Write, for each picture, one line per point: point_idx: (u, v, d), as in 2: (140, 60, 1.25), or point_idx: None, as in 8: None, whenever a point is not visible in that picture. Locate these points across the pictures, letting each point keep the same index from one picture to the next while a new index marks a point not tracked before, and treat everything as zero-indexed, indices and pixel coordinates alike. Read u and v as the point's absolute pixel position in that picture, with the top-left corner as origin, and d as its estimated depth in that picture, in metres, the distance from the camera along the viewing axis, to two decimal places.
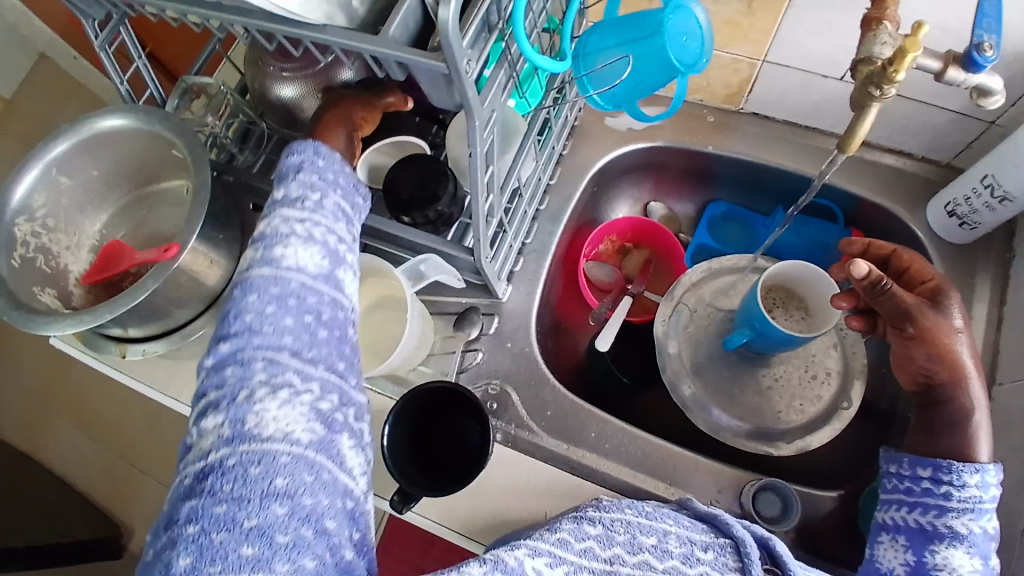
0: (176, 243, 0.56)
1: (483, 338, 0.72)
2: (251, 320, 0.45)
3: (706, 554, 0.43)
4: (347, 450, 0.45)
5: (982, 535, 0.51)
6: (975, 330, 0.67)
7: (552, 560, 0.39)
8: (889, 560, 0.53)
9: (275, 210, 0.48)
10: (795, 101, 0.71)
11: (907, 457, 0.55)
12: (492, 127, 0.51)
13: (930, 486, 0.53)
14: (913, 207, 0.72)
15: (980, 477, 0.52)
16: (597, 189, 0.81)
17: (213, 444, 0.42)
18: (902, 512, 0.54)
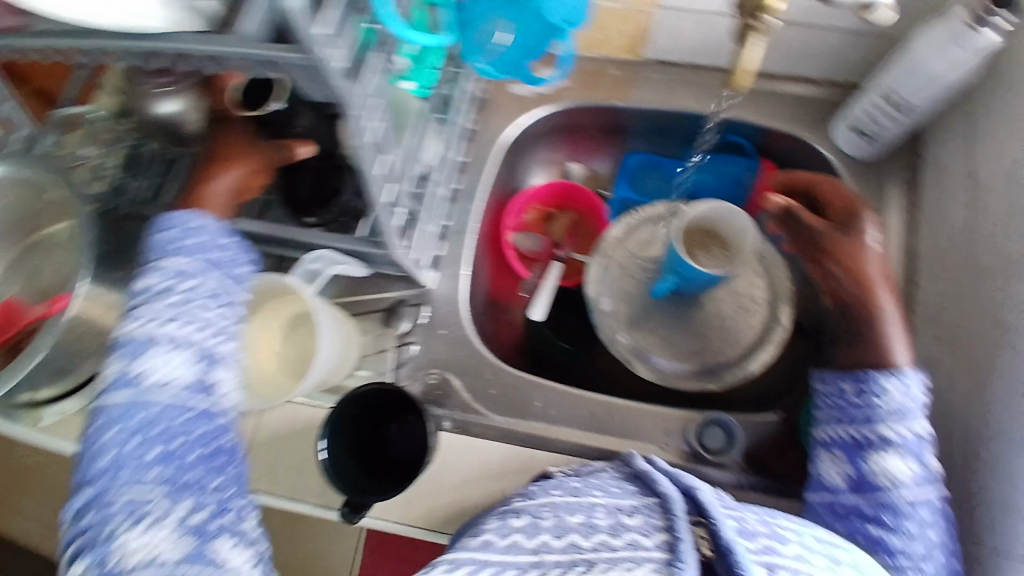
0: (67, 293, 0.56)
1: (417, 329, 0.70)
2: (113, 456, 0.44)
3: (632, 519, 0.41)
4: (232, 552, 0.44)
5: (913, 437, 0.51)
6: (890, 240, 0.69)
7: (474, 568, 0.40)
8: (833, 475, 0.54)
9: (138, 310, 0.48)
10: (692, 41, 0.70)
11: (833, 374, 0.57)
12: (377, 111, 0.48)
13: (855, 399, 0.54)
14: (820, 130, 0.72)
15: (900, 383, 0.53)
16: (513, 159, 0.78)
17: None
18: (836, 428, 0.55)
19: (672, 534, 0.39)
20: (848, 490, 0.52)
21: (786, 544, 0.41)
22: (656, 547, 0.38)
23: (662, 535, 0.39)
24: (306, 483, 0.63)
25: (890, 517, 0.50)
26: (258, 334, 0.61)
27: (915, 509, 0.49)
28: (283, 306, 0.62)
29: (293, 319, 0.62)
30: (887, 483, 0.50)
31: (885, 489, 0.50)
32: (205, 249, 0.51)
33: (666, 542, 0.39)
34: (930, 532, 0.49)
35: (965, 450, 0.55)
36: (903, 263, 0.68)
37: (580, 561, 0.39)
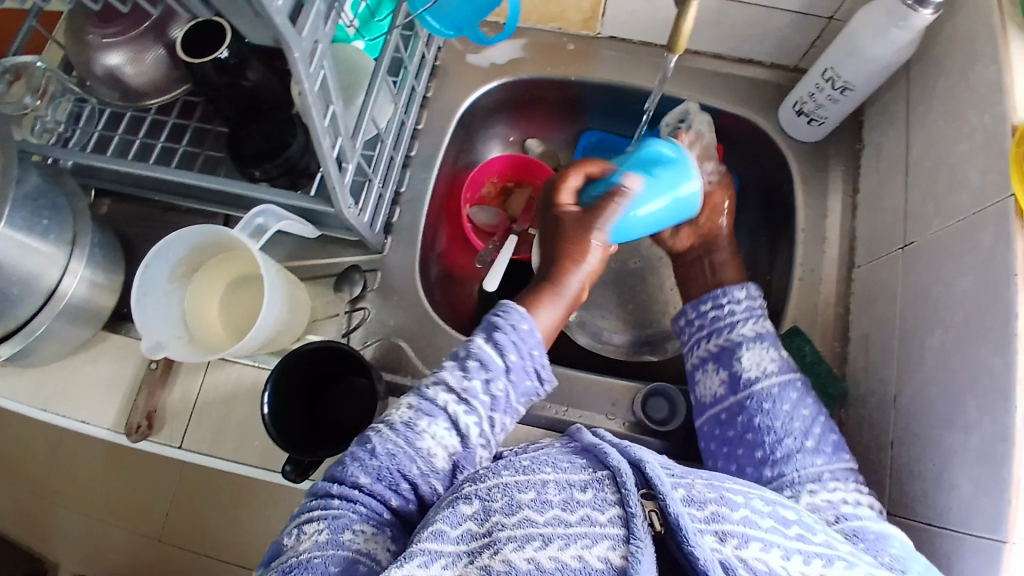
0: None
1: (368, 294, 0.69)
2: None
3: (585, 494, 0.40)
4: (441, 431, 0.48)
5: (764, 331, 0.60)
6: (831, 221, 0.71)
7: (427, 558, 0.39)
8: (710, 385, 0.60)
9: (562, 474, 0.41)
10: (646, 20, 0.71)
11: (690, 305, 0.64)
12: (321, 60, 0.47)
13: (716, 314, 0.62)
14: (767, 112, 0.75)
15: (747, 293, 0.62)
16: (468, 130, 0.79)
17: (308, 547, 0.44)
18: (705, 344, 0.62)
19: (626, 509, 0.38)
20: (728, 393, 0.58)
21: (734, 509, 0.41)
22: (609, 522, 0.38)
23: (616, 510, 0.39)
24: (248, 448, 0.62)
25: (768, 402, 0.56)
26: (202, 289, 0.60)
27: (785, 391, 0.57)
28: (226, 265, 0.61)
29: (240, 278, 0.62)
30: (757, 374, 0.58)
31: (755, 379, 0.58)
32: (542, 469, 0.42)
33: (620, 517, 0.38)
34: (804, 410, 0.56)
35: (899, 423, 0.58)
36: (844, 243, 0.70)
37: (535, 536, 0.38)
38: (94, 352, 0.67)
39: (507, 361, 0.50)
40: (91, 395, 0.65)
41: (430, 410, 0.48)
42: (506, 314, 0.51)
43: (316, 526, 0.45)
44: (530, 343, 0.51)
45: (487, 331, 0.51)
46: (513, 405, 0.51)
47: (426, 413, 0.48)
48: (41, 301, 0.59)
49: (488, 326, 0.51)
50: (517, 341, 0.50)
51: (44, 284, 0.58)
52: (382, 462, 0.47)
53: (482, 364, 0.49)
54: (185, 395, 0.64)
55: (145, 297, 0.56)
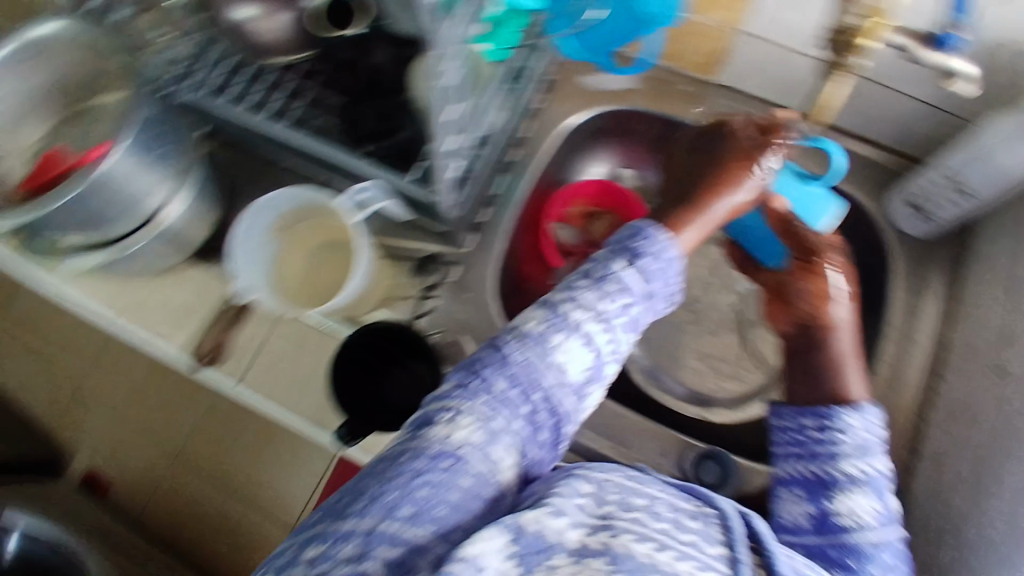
0: (108, 143, 0.53)
1: (444, 285, 0.71)
2: (437, 492, 0.39)
3: (694, 522, 0.40)
4: (575, 348, 0.48)
5: (875, 475, 0.50)
6: (923, 324, 0.70)
7: (552, 511, 0.38)
8: (791, 514, 0.51)
9: (668, 499, 0.42)
10: (763, 74, 0.70)
11: (789, 410, 0.55)
12: (457, 58, 0.49)
13: (818, 436, 0.52)
14: (873, 195, 0.73)
15: (861, 419, 0.51)
16: (568, 149, 0.79)
17: (462, 438, 0.42)
18: (797, 464, 0.53)
19: (732, 552, 0.39)
20: (811, 530, 0.50)
21: None
22: (716, 557, 0.38)
23: (722, 549, 0.39)
24: (301, 403, 0.64)
25: (854, 559, 0.47)
26: (297, 242, 0.63)
27: (878, 552, 0.47)
28: (320, 228, 0.63)
29: (332, 243, 0.63)
30: (850, 523, 0.48)
31: (847, 527, 0.48)
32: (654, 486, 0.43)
33: (726, 556, 0.39)
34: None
35: (956, 546, 0.56)
36: (931, 351, 0.69)
37: (652, 538, 0.37)
38: (173, 280, 0.69)
39: (647, 288, 0.51)
40: (166, 322, 0.67)
41: (566, 325, 0.48)
42: (651, 238, 0.53)
43: (469, 421, 0.43)
44: (672, 271, 0.52)
45: (628, 254, 0.52)
46: (643, 327, 0.52)
47: (561, 328, 0.48)
48: (137, 225, 0.61)
49: (630, 251, 0.52)
50: (661, 269, 0.52)
51: (144, 209, 0.60)
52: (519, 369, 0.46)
53: (623, 289, 0.50)
54: (251, 339, 0.66)
55: (247, 238, 0.57)
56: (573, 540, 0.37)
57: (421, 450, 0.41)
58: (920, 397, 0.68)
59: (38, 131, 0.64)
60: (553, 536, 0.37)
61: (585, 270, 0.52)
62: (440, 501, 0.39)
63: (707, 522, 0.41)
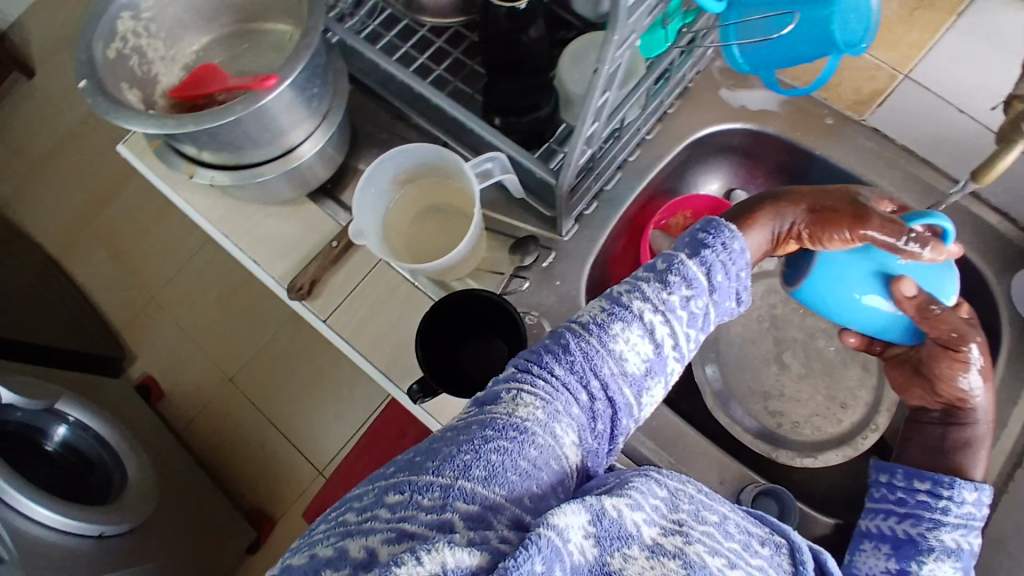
0: (276, 78, 0.56)
1: (534, 268, 0.71)
2: (503, 462, 0.39)
3: (763, 548, 0.40)
4: (636, 338, 0.47)
5: (968, 549, 0.53)
6: (1020, 410, 0.66)
7: (630, 504, 0.37)
8: (870, 565, 0.56)
9: (739, 518, 0.41)
10: (918, 125, 0.70)
11: (902, 470, 0.57)
12: (628, 49, 0.48)
13: (926, 499, 0.55)
14: (999, 270, 0.69)
15: (975, 496, 0.54)
16: (689, 159, 0.77)
17: (525, 414, 0.42)
18: (890, 521, 0.56)
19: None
20: None
21: None
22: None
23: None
24: (379, 350, 0.66)
25: None
26: (406, 198, 0.64)
27: None
28: (437, 187, 0.64)
29: (432, 207, 0.64)
30: None
31: None
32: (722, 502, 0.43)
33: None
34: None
35: None
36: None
37: (722, 553, 0.37)
38: (283, 209, 0.72)
39: (711, 281, 0.50)
40: (269, 246, 0.70)
41: (625, 315, 0.47)
42: (717, 232, 0.52)
43: (532, 401, 0.43)
44: (738, 265, 0.52)
45: (693, 247, 0.51)
46: (709, 323, 0.51)
47: (620, 318, 0.47)
48: (278, 153, 0.64)
49: (696, 244, 0.51)
50: (726, 262, 0.51)
51: (288, 141, 0.64)
52: (577, 358, 0.46)
53: (686, 280, 0.49)
54: (346, 280, 0.68)
55: (364, 196, 0.60)
56: (648, 536, 0.36)
57: (490, 421, 0.41)
58: (1001, 483, 0.64)
59: (199, 42, 0.68)
60: (631, 526, 0.36)
61: (653, 265, 0.51)
62: (505, 471, 0.39)
63: (774, 550, 0.40)
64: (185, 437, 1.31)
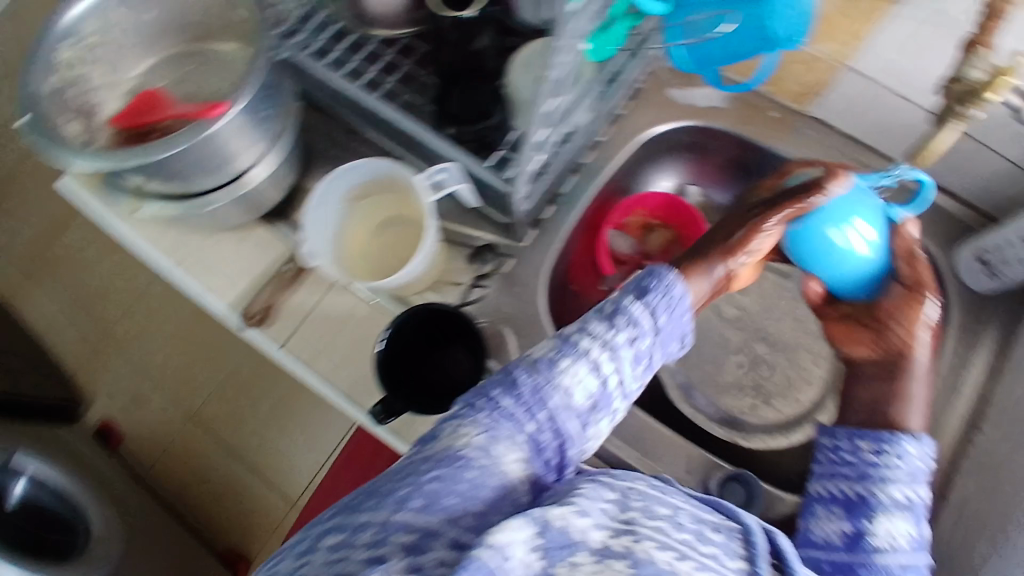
0: (224, 105, 0.55)
1: (495, 276, 0.71)
2: (442, 489, 0.40)
3: (716, 535, 0.40)
4: (583, 373, 0.49)
5: (918, 502, 0.52)
6: (969, 377, 0.69)
7: (577, 510, 0.37)
8: (825, 529, 0.54)
9: (691, 509, 0.41)
10: (859, 114, 0.69)
11: (844, 430, 0.57)
12: (569, 54, 0.49)
13: (870, 457, 0.54)
14: (943, 244, 0.72)
15: (916, 448, 0.53)
16: (639, 160, 0.78)
17: (466, 445, 0.44)
18: (841, 483, 0.55)
19: (752, 567, 0.38)
20: (842, 547, 0.52)
21: None
22: (736, 571, 0.38)
23: (743, 563, 0.39)
24: (342, 371, 0.65)
25: None
26: (355, 218, 0.63)
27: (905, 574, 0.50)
28: (388, 203, 0.64)
29: (386, 223, 0.64)
30: (885, 546, 0.50)
31: (882, 549, 0.50)
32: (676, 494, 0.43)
33: (746, 571, 0.38)
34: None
35: None
36: (974, 404, 0.68)
37: (672, 547, 0.37)
38: (237, 233, 0.70)
39: (656, 323, 0.53)
40: (224, 272, 0.69)
41: (573, 352, 0.50)
42: (661, 277, 0.54)
43: (473, 432, 0.45)
44: (680, 310, 0.54)
45: (638, 291, 0.54)
46: (654, 363, 0.54)
47: (569, 354, 0.50)
48: (227, 179, 0.63)
49: (640, 288, 0.54)
50: (670, 306, 0.54)
51: (237, 166, 0.62)
52: (526, 391, 0.48)
53: (632, 322, 0.52)
54: (304, 301, 0.67)
55: (315, 215, 0.59)
56: (595, 540, 0.36)
57: (434, 456, 0.43)
58: (956, 446, 0.67)
59: (142, 68, 0.66)
60: (575, 535, 0.36)
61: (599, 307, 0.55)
62: (446, 495, 0.40)
63: (728, 536, 0.40)
64: (149, 481, 1.26)
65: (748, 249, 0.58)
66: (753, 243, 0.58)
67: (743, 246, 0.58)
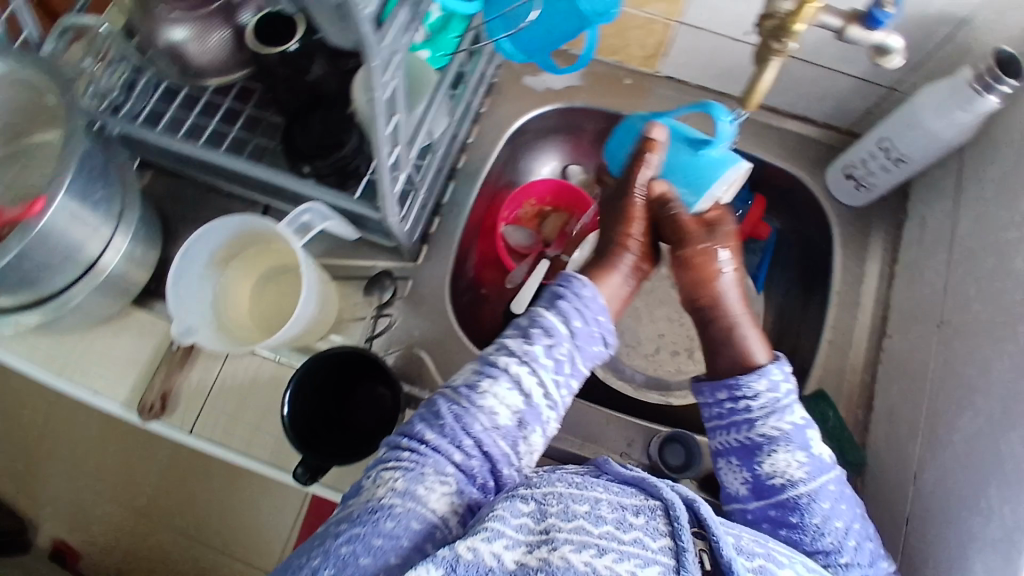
0: (41, 197, 0.50)
1: (398, 301, 0.69)
2: (352, 549, 0.40)
3: (638, 518, 0.40)
4: (504, 392, 0.48)
5: (793, 429, 0.53)
6: (867, 287, 0.71)
7: (490, 535, 0.39)
8: (733, 483, 0.55)
9: (608, 496, 0.42)
10: (708, 64, 0.70)
11: (706, 385, 0.57)
12: (395, 69, 0.47)
13: (733, 406, 0.55)
14: (813, 168, 0.75)
15: (766, 380, 0.54)
16: (514, 152, 0.78)
17: (384, 493, 0.44)
18: (726, 435, 0.55)
19: (676, 542, 0.39)
20: (751, 496, 0.53)
21: (780, 567, 0.41)
22: (661, 551, 0.39)
23: (667, 541, 0.39)
24: (259, 440, 0.62)
25: (795, 514, 0.51)
26: (238, 281, 0.60)
27: (814, 502, 0.51)
28: (262, 256, 0.61)
29: (271, 274, 0.62)
30: (782, 482, 0.52)
31: (781, 486, 0.52)
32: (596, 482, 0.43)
33: (671, 548, 0.39)
34: (835, 521, 0.51)
35: (918, 500, 0.58)
36: (878, 312, 0.70)
37: (591, 544, 0.38)
38: (116, 325, 0.66)
39: (571, 327, 0.51)
40: (112, 369, 0.64)
41: (493, 371, 0.49)
42: (571, 283, 0.54)
43: (393, 476, 0.45)
44: (596, 311, 0.53)
45: (550, 300, 0.53)
46: (580, 368, 0.52)
47: (489, 375, 0.49)
48: (81, 272, 0.58)
49: (552, 295, 0.53)
50: (581, 308, 0.52)
51: (86, 255, 0.58)
52: (447, 421, 0.47)
53: (545, 330, 0.51)
54: (204, 376, 0.64)
55: (179, 287, 0.55)
56: (510, 562, 0.38)
57: (351, 513, 0.43)
58: (872, 356, 0.69)
59: None
60: (490, 560, 0.37)
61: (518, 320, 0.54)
62: (361, 552, 0.40)
63: (651, 512, 0.41)
64: None
65: (634, 232, 0.60)
66: (634, 232, 0.60)
67: (630, 236, 0.60)
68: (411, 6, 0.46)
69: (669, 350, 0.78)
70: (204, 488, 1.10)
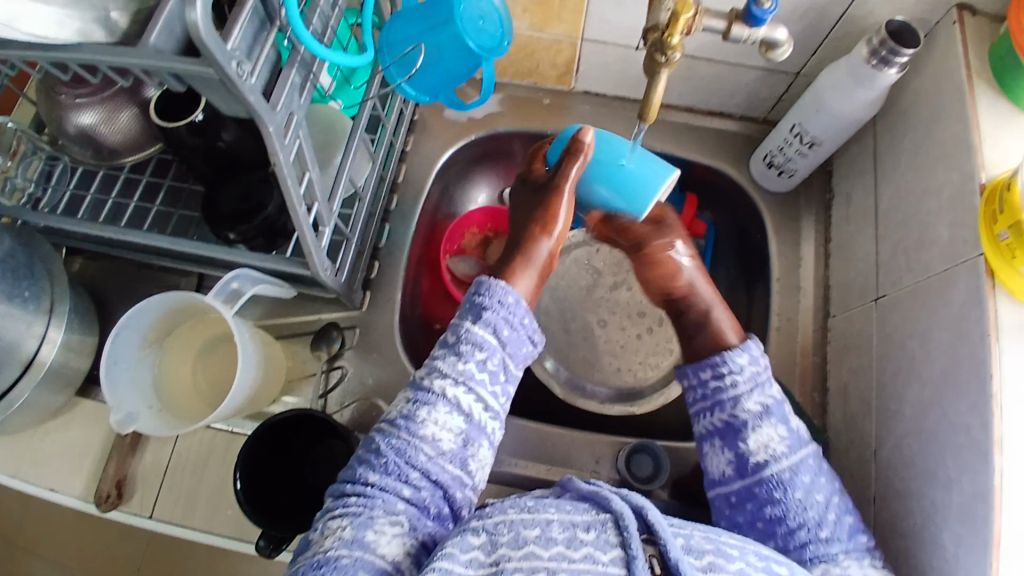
0: None
1: (347, 352, 0.68)
2: None
3: (588, 534, 0.40)
4: (445, 416, 0.49)
5: (774, 402, 0.54)
6: (805, 270, 0.73)
7: (437, 575, 0.39)
8: (717, 465, 0.55)
9: (559, 515, 0.42)
10: (618, 76, 0.72)
11: (691, 367, 0.58)
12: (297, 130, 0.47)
13: (716, 385, 0.56)
14: (737, 161, 0.77)
15: (747, 356, 0.56)
16: (446, 185, 0.79)
17: (333, 544, 0.43)
18: (707, 417, 0.56)
19: (627, 551, 0.39)
20: (736, 476, 0.53)
21: (731, 560, 0.41)
22: (611, 563, 0.39)
23: (618, 551, 0.39)
24: (221, 516, 0.61)
25: (779, 489, 0.51)
26: (172, 357, 0.60)
27: (796, 475, 0.51)
28: (196, 331, 0.61)
29: (208, 344, 0.61)
30: (765, 458, 0.52)
31: (764, 463, 0.52)
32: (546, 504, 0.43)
33: (621, 558, 0.39)
34: (817, 495, 0.52)
35: (881, 476, 0.58)
36: (819, 291, 0.72)
37: (540, 569, 0.38)
38: (63, 417, 0.65)
39: (501, 337, 0.51)
40: (63, 464, 0.63)
41: (429, 399, 0.49)
42: (488, 290, 0.53)
43: (343, 524, 0.44)
44: (519, 315, 0.53)
45: (474, 313, 0.52)
46: (513, 373, 0.52)
47: (425, 403, 0.49)
48: (19, 370, 0.57)
49: (474, 308, 0.52)
50: (507, 316, 0.52)
51: (22, 351, 0.57)
52: (390, 459, 0.47)
53: (477, 345, 0.50)
54: (158, 457, 0.63)
55: (113, 372, 0.54)
56: None
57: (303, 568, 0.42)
58: (820, 336, 0.71)
59: None
60: None
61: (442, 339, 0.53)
62: None
63: (600, 524, 0.41)
64: None
65: (554, 228, 0.57)
66: (555, 229, 0.58)
67: (552, 229, 0.57)
68: (302, 67, 0.47)
69: (626, 358, 0.79)
70: (192, 566, 1.06)
